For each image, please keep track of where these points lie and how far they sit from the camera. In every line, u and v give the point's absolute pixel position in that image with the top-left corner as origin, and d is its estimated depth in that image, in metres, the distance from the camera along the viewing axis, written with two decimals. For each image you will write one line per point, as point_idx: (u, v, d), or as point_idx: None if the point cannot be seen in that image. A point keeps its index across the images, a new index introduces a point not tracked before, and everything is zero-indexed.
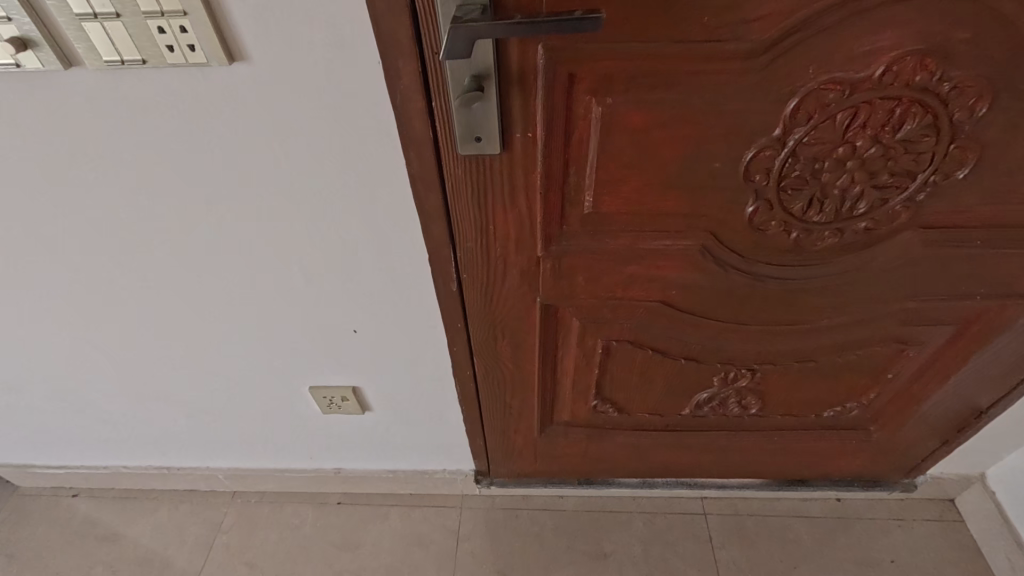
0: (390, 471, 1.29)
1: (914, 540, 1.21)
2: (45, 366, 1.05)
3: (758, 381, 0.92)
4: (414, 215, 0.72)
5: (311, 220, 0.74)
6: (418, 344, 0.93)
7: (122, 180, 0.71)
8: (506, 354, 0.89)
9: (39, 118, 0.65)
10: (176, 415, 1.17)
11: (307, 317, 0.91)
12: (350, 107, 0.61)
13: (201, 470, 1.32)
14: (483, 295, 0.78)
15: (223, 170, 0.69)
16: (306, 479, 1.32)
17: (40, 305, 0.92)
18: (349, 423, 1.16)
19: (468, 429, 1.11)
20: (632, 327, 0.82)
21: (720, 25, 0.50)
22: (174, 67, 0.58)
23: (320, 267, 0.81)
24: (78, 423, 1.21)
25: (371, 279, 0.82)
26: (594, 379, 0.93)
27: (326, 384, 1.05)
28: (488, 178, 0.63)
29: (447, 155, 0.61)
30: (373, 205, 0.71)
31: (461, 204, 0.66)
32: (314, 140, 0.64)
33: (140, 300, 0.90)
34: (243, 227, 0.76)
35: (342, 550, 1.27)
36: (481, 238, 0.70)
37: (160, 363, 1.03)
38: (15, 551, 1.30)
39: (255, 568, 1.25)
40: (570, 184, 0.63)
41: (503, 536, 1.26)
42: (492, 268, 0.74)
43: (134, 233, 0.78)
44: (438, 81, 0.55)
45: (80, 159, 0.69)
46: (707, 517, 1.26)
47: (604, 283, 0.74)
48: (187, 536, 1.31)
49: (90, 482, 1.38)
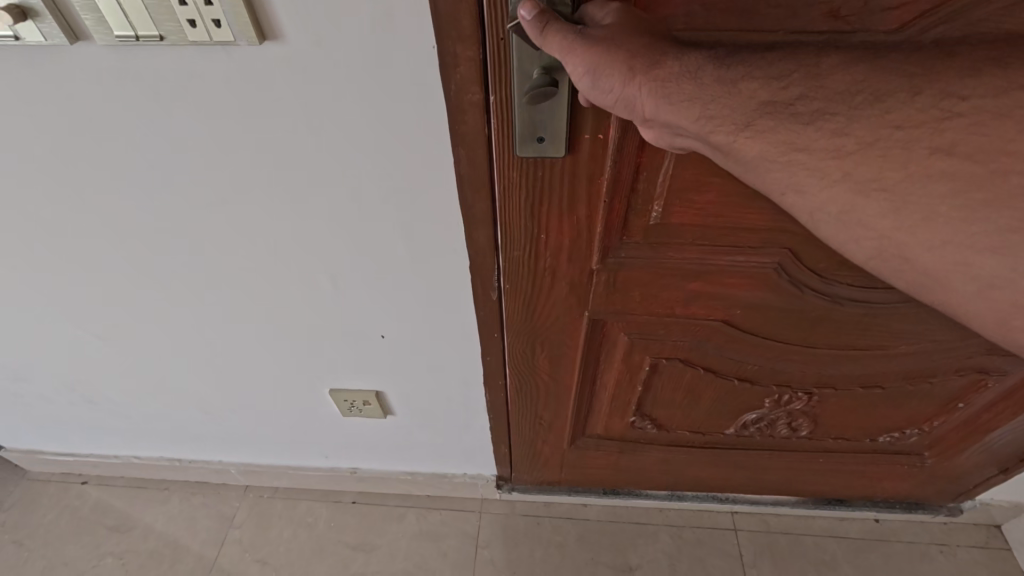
0: (409, 473, 1.24)
1: (957, 567, 1.16)
2: (52, 357, 1.01)
3: (814, 404, 0.85)
4: (456, 218, 0.65)
5: (341, 219, 0.67)
6: (448, 351, 0.87)
7: (136, 168, 0.65)
8: (543, 367, 0.83)
9: (42, 98, 0.58)
10: (189, 409, 1.12)
11: (331, 318, 0.85)
12: (396, 99, 0.54)
13: (214, 463, 1.28)
14: (525, 308, 0.72)
15: (248, 161, 0.62)
16: (323, 478, 1.28)
17: (47, 293, 0.86)
18: (370, 425, 1.11)
19: (493, 436, 1.06)
20: (686, 345, 0.75)
21: (849, 13, 0.41)
22: (197, 45, 0.51)
23: (347, 266, 0.75)
24: (88, 414, 1.17)
25: (403, 283, 0.76)
26: (635, 395, 0.87)
27: (348, 386, 1.00)
28: (545, 183, 0.55)
29: (503, 157, 0.53)
30: (413, 205, 0.64)
31: (511, 209, 0.58)
32: (350, 133, 0.57)
33: (152, 294, 0.84)
34: (266, 223, 0.70)
35: (357, 552, 1.23)
36: (529, 246, 0.62)
37: (173, 356, 0.98)
38: (21, 538, 1.27)
39: (268, 566, 1.21)
40: (638, 191, 0.56)
41: (524, 545, 1.21)
42: (538, 278, 0.67)
43: (147, 223, 0.72)
44: (499, 77, 0.47)
45: (90, 146, 0.63)
46: (739, 533, 1.21)
47: (661, 300, 0.68)
48: (197, 529, 1.28)
49: (100, 470, 1.35)
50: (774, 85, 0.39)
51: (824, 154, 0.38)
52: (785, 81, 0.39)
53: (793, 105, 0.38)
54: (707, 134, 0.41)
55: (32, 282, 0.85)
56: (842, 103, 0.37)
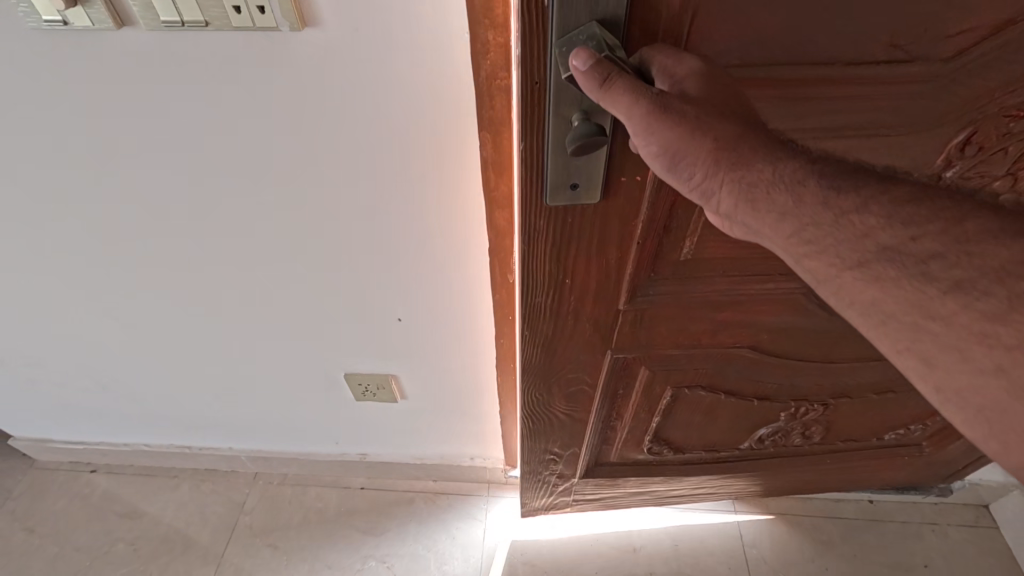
0: (418, 457, 1.27)
1: (947, 545, 1.21)
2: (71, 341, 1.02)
3: (828, 414, 0.86)
4: (476, 195, 0.72)
5: (371, 201, 0.73)
6: (464, 323, 0.92)
7: (175, 152, 0.68)
8: (558, 403, 0.80)
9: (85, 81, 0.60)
10: (204, 396, 1.14)
11: (352, 300, 0.89)
12: (428, 87, 0.59)
13: (224, 449, 1.31)
14: (544, 350, 0.69)
15: (286, 146, 0.66)
16: (332, 464, 1.30)
17: (70, 276, 0.88)
18: (383, 410, 1.14)
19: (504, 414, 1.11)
20: (708, 370, 0.75)
21: (907, 42, 0.39)
22: (239, 30, 0.55)
23: (373, 247, 0.80)
24: (102, 400, 1.18)
25: (423, 263, 0.82)
26: (654, 420, 0.87)
27: (363, 369, 1.03)
28: (576, 228, 0.52)
29: (529, 205, 0.50)
30: (440, 187, 0.70)
31: (536, 257, 0.55)
32: (385, 110, 0.62)
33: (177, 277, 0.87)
34: (299, 205, 0.74)
35: (367, 535, 1.25)
36: (553, 293, 0.60)
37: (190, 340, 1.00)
38: (32, 524, 1.28)
39: (280, 549, 1.24)
40: (672, 230, 0.54)
41: (531, 533, 1.24)
42: (563, 323, 0.64)
43: (180, 206, 0.75)
44: (536, 127, 0.44)
45: (129, 130, 0.66)
46: (742, 527, 1.23)
47: (689, 332, 0.67)
48: (208, 515, 1.29)
49: (110, 457, 1.36)
50: (900, 231, 0.35)
51: (964, 333, 0.32)
52: (917, 230, 0.35)
53: (926, 264, 0.34)
54: (788, 246, 0.38)
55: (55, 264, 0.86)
56: (997, 284, 0.32)
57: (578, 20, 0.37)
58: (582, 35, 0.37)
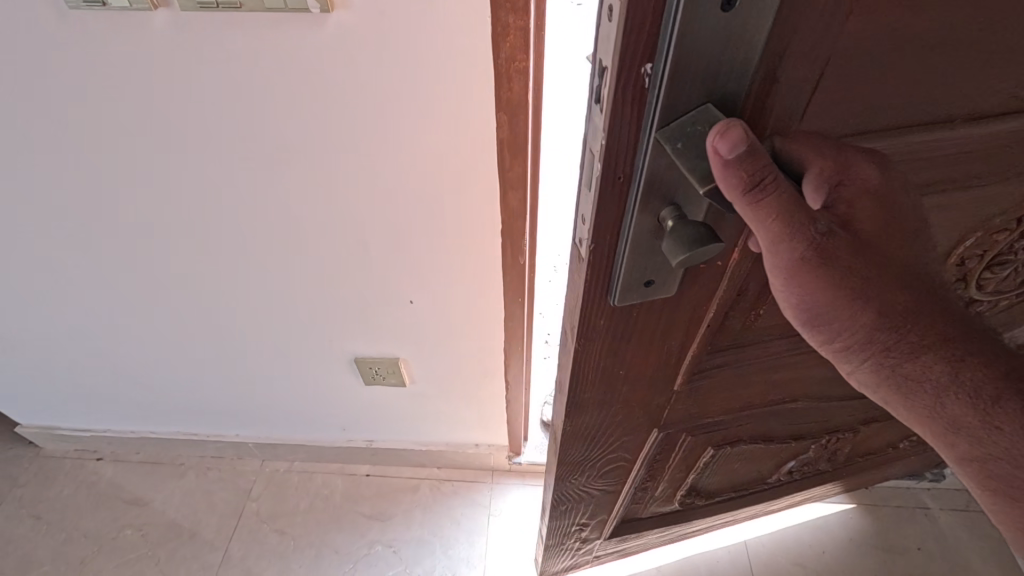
0: (423, 445, 1.27)
1: (937, 528, 1.25)
2: (80, 330, 1.02)
3: (854, 437, 0.90)
4: (495, 188, 0.70)
5: (387, 194, 0.71)
6: (472, 308, 0.90)
7: (191, 144, 0.66)
8: (593, 480, 0.76)
9: (97, 66, 0.58)
10: (213, 387, 1.14)
11: (362, 288, 0.87)
12: (454, 78, 0.58)
13: (230, 437, 1.30)
14: (588, 442, 0.66)
15: (305, 138, 0.65)
16: (338, 452, 1.30)
17: (76, 262, 0.86)
18: (391, 399, 1.13)
19: (509, 400, 1.11)
20: (750, 424, 0.75)
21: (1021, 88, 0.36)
22: (270, 11, 0.53)
23: (387, 241, 0.78)
24: (110, 388, 1.18)
25: (438, 255, 0.81)
26: (690, 475, 0.85)
27: (372, 354, 1.01)
28: (641, 320, 0.48)
29: (592, 302, 0.44)
30: (460, 179, 0.69)
31: (593, 351, 0.50)
32: (409, 103, 0.60)
33: (187, 265, 0.85)
34: (315, 197, 0.72)
35: (373, 520, 1.27)
36: (605, 386, 0.56)
37: (196, 326, 0.98)
38: (41, 512, 1.28)
39: (288, 535, 1.25)
40: (738, 308, 0.51)
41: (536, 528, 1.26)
42: (616, 411, 0.61)
43: (195, 197, 0.74)
44: (617, 222, 0.38)
45: (144, 120, 0.64)
46: (749, 547, 1.24)
47: (738, 395, 0.66)
48: (215, 502, 1.30)
49: (115, 445, 1.35)
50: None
51: None
52: None
53: None
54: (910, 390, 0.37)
55: (65, 255, 0.85)
56: None
57: (687, 105, 0.32)
58: (695, 124, 0.32)
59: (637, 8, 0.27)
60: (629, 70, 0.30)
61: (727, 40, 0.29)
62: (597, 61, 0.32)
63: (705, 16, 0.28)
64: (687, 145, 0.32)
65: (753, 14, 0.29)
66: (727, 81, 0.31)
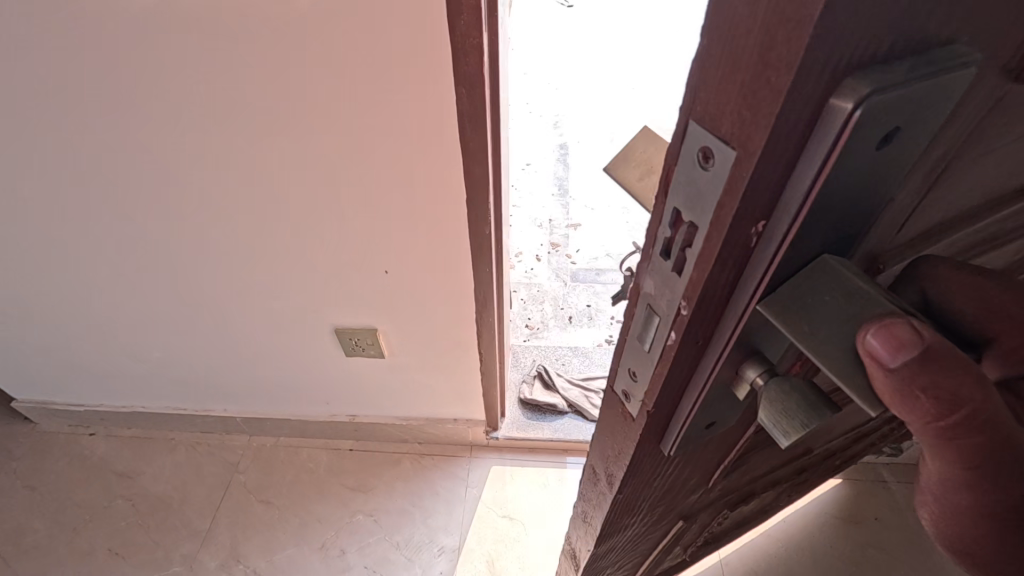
0: (404, 419, 1.33)
1: (899, 502, 1.30)
2: (79, 300, 1.09)
3: (850, 457, 0.93)
4: (456, 158, 0.77)
5: (357, 162, 0.79)
6: (444, 278, 0.97)
7: (183, 113, 0.74)
8: (619, 562, 0.71)
9: (102, 40, 0.67)
10: (202, 359, 1.21)
11: (341, 256, 0.94)
12: (413, 52, 0.66)
13: (218, 411, 1.36)
14: (621, 541, 0.61)
15: (283, 108, 0.73)
16: (323, 425, 1.36)
17: (76, 231, 0.93)
18: (371, 370, 1.19)
19: (483, 371, 1.17)
20: (769, 481, 0.73)
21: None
22: None
23: (359, 208, 0.86)
24: (104, 360, 1.24)
25: (408, 223, 0.88)
26: (707, 532, 0.83)
27: (351, 325, 1.08)
28: (692, 447, 0.43)
29: (649, 440, 0.39)
30: (423, 150, 0.77)
31: (637, 478, 0.45)
32: (374, 74, 0.69)
33: (179, 235, 0.92)
34: (293, 164, 0.80)
35: (356, 492, 1.32)
36: (648, 501, 0.51)
37: (188, 296, 1.05)
38: (35, 483, 1.34)
39: (273, 505, 1.30)
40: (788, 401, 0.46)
41: (511, 499, 1.31)
42: (652, 515, 0.56)
43: (186, 166, 0.81)
44: (692, 373, 0.32)
45: (142, 91, 0.72)
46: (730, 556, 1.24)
47: (766, 465, 0.64)
48: (204, 475, 1.35)
49: (108, 421, 1.41)
50: None
51: None
52: None
53: None
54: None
55: (68, 223, 0.93)
56: None
57: (804, 258, 0.24)
58: (816, 286, 0.25)
59: (765, 163, 0.20)
60: (734, 237, 0.23)
61: (870, 176, 0.22)
62: (674, 208, 0.26)
63: (860, 154, 0.21)
64: (808, 316, 0.25)
65: (911, 140, 0.22)
66: (851, 224, 0.24)
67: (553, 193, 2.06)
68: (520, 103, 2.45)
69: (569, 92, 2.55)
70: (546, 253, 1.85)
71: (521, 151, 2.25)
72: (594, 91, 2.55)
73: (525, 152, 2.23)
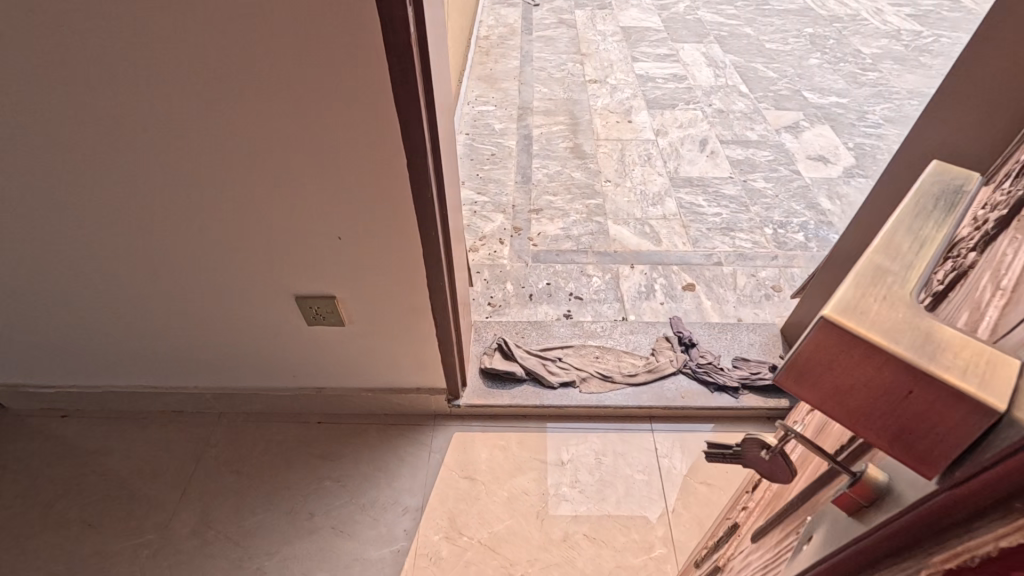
0: (369, 389, 1.40)
1: None
2: (45, 279, 1.13)
3: None
4: (395, 126, 0.85)
5: (304, 133, 0.86)
6: (396, 245, 1.05)
7: (135, 88, 0.80)
8: None
9: (53, 19, 0.73)
10: (169, 334, 1.26)
11: (297, 227, 1.01)
12: (345, 26, 0.74)
13: (188, 387, 1.42)
14: None
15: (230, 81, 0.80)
16: (289, 397, 1.42)
17: (40, 209, 0.98)
18: (333, 339, 1.26)
19: (440, 336, 1.24)
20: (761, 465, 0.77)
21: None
22: None
23: (311, 178, 0.93)
24: (72, 339, 1.29)
25: (356, 191, 0.95)
26: None
27: (312, 294, 1.15)
28: None
29: None
30: (363, 119, 0.84)
31: None
32: (312, 48, 0.76)
33: (139, 209, 0.98)
34: (245, 136, 0.87)
35: (323, 459, 1.38)
36: None
37: (152, 270, 1.10)
38: (7, 463, 1.37)
39: (243, 474, 1.35)
40: None
41: (473, 460, 1.38)
42: None
43: (143, 142, 0.87)
44: None
45: (95, 68, 0.78)
46: None
47: None
48: (175, 449, 1.40)
49: (81, 403, 1.46)
50: None
51: None
52: None
53: None
54: None
55: (31, 202, 0.97)
56: None
57: None
58: None
59: None
60: None
61: None
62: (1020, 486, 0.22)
63: None
64: None
65: None
66: None
67: (516, 182, 2.15)
68: (484, 100, 2.55)
69: (532, 87, 2.64)
70: (509, 236, 1.93)
71: (486, 143, 2.33)
72: (555, 86, 2.66)
73: (490, 145, 2.32)
